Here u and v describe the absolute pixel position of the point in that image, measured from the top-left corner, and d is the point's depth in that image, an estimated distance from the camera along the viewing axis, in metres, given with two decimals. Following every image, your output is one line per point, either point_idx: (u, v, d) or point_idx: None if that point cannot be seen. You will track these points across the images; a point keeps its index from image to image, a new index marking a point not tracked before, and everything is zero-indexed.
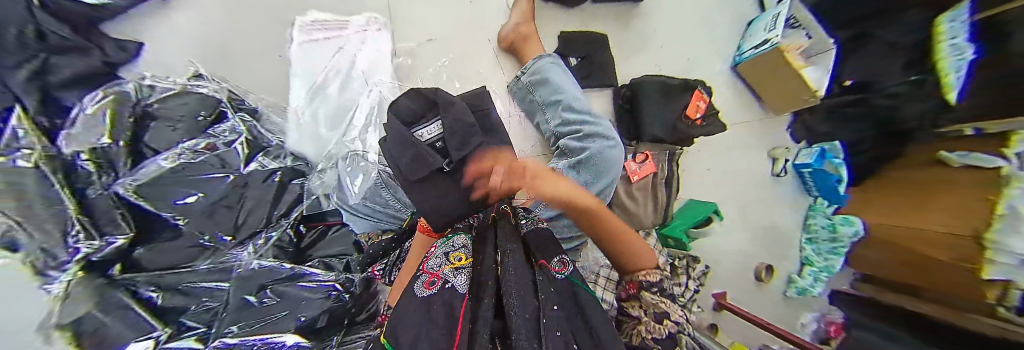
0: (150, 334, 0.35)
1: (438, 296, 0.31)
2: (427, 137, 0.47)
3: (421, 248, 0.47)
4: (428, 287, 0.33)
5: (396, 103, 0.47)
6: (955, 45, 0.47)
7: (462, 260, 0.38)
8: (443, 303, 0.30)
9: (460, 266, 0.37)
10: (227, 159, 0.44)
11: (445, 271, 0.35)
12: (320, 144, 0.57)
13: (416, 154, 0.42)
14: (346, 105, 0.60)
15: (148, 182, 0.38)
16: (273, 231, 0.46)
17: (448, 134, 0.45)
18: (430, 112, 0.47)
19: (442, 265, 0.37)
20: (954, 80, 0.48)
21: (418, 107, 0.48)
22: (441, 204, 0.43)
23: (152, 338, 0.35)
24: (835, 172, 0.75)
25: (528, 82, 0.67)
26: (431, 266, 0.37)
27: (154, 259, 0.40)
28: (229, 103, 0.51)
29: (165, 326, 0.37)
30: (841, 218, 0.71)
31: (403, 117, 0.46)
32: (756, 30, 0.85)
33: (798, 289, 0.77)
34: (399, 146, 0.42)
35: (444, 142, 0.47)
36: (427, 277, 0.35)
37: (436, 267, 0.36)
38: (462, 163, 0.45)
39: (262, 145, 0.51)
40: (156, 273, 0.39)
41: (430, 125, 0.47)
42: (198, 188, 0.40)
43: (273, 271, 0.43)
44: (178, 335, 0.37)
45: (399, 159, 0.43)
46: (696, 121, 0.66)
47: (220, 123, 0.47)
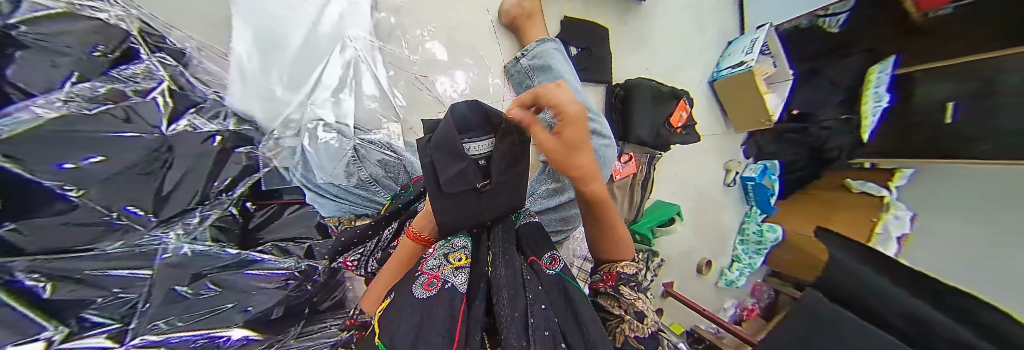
0: (37, 335, 0.22)
1: (439, 299, 0.29)
2: (471, 152, 0.38)
3: (408, 251, 0.42)
4: (427, 288, 0.30)
5: (453, 108, 0.37)
6: (879, 92, 0.74)
7: (464, 260, 0.35)
8: (448, 306, 0.28)
9: (461, 267, 0.35)
10: (134, 116, 0.31)
11: (445, 271, 0.33)
12: (275, 108, 0.47)
13: (461, 170, 0.36)
14: (311, 61, 0.50)
15: (35, 130, 0.23)
16: (210, 209, 0.38)
17: (499, 158, 0.39)
18: (484, 126, 0.39)
19: (441, 266, 0.34)
20: (871, 121, 0.75)
21: (473, 118, 0.38)
22: (454, 219, 0.39)
23: (42, 340, 0.22)
24: (771, 187, 0.91)
25: (528, 66, 0.64)
26: (430, 266, 0.34)
27: (36, 242, 0.24)
28: (140, 37, 0.38)
29: (57, 324, 0.24)
30: (768, 225, 0.91)
31: (457, 123, 0.37)
32: (737, 49, 0.91)
33: (727, 281, 0.94)
34: (445, 155, 0.35)
35: (487, 161, 0.40)
36: (425, 278, 0.32)
37: (436, 267, 0.34)
38: (500, 185, 0.41)
39: (192, 99, 0.40)
40: (38, 257, 0.24)
41: (480, 140, 0.39)
42: (97, 150, 0.27)
43: (213, 256, 0.36)
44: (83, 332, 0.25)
45: (440, 168, 0.35)
46: (678, 129, 0.71)
47: (130, 64, 0.36)
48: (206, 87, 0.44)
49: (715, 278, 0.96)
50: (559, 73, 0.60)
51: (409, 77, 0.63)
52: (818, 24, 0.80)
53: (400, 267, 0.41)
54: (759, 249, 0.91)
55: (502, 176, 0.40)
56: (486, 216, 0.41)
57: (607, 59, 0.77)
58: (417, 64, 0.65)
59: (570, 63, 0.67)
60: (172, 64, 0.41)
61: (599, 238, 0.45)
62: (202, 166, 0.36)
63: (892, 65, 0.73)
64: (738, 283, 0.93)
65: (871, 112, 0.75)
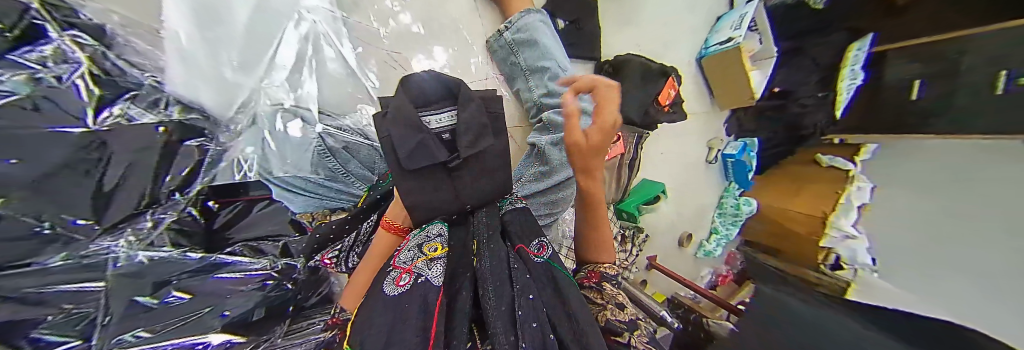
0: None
1: (415, 293, 0.29)
2: (433, 126, 0.42)
3: (386, 246, 0.41)
4: (399, 284, 0.31)
5: (415, 78, 0.41)
6: (855, 70, 0.70)
7: (439, 251, 0.35)
8: (422, 298, 0.29)
9: (435, 258, 0.34)
10: (46, 109, 0.26)
11: (419, 264, 0.33)
12: (224, 92, 0.41)
13: (422, 141, 0.38)
14: (261, 35, 0.43)
15: None
16: (164, 212, 0.34)
17: (462, 127, 0.41)
18: (445, 100, 0.42)
19: (415, 259, 0.34)
20: (845, 98, 0.72)
21: (432, 92, 0.42)
22: (428, 200, 0.39)
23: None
24: (750, 162, 0.95)
25: (512, 40, 0.60)
26: (402, 260, 0.34)
27: None
28: (45, 12, 0.31)
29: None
30: (744, 199, 0.95)
31: (416, 97, 0.41)
32: (726, 25, 0.89)
33: (705, 251, 1.01)
34: (403, 128, 0.37)
35: (452, 136, 0.43)
36: (398, 273, 0.32)
37: (409, 261, 0.34)
38: (471, 160, 0.41)
39: (122, 87, 0.34)
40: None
41: (442, 113, 0.42)
42: (5, 155, 0.22)
43: (179, 263, 0.33)
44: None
45: (399, 143, 0.36)
46: (666, 107, 0.70)
47: (34, 43, 0.29)
48: (138, 71, 0.37)
49: (693, 249, 1.03)
50: (549, 49, 0.58)
51: (379, 54, 0.58)
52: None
53: (379, 259, 0.41)
54: (734, 220, 0.96)
55: (471, 152, 0.41)
56: (464, 200, 0.41)
57: (596, 33, 0.74)
58: (389, 39, 0.59)
59: (556, 36, 0.63)
60: (91, 44, 0.34)
61: (587, 242, 0.48)
62: (146, 161, 0.32)
63: (870, 43, 0.68)
64: (715, 253, 0.99)
65: (845, 89, 0.72)
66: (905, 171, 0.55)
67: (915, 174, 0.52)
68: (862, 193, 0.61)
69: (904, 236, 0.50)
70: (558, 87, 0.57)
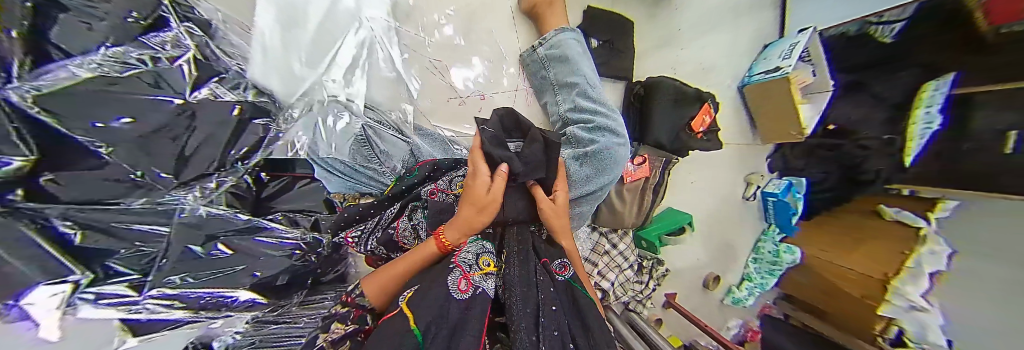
0: (65, 276, 0.22)
1: (475, 303, 0.30)
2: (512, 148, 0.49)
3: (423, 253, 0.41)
4: (462, 290, 0.31)
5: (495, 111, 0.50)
6: (930, 113, 0.58)
7: (492, 266, 0.36)
8: (483, 306, 0.30)
9: (490, 272, 0.35)
10: (161, 81, 0.33)
11: (477, 276, 0.34)
12: (291, 82, 0.46)
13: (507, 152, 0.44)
14: (328, 37, 0.50)
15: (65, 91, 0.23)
16: (228, 176, 0.38)
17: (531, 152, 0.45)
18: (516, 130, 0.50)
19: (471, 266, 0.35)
20: (916, 145, 0.60)
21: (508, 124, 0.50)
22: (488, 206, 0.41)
23: (70, 282, 0.23)
24: (794, 205, 0.81)
25: (545, 56, 0.63)
26: (463, 262, 0.35)
27: (71, 193, 0.25)
28: (172, 7, 0.39)
29: (84, 269, 0.24)
30: (785, 245, 0.82)
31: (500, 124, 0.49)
32: (772, 54, 0.84)
33: (734, 299, 0.89)
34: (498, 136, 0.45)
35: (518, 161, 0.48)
36: (458, 277, 0.33)
37: (467, 268, 0.34)
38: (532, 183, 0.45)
39: (214, 70, 0.41)
40: (72, 207, 0.25)
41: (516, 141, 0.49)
42: (122, 111, 0.28)
43: (227, 220, 0.38)
44: (107, 279, 0.26)
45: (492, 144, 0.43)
46: (699, 133, 0.66)
47: (160, 31, 0.36)
48: (229, 59, 0.45)
49: (722, 294, 0.92)
50: (578, 65, 0.59)
51: (422, 60, 0.64)
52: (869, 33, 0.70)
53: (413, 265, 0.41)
54: (772, 269, 0.83)
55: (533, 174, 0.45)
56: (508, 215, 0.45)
57: (630, 54, 0.74)
58: (432, 47, 0.65)
59: (588, 54, 0.65)
60: (199, 34, 0.42)
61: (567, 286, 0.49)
62: (221, 134, 0.37)
63: (951, 83, 0.56)
64: (746, 302, 0.87)
65: (916, 136, 0.60)
66: (991, 243, 0.52)
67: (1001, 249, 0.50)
68: (936, 260, 0.58)
69: (979, 305, 0.52)
70: (585, 103, 0.57)
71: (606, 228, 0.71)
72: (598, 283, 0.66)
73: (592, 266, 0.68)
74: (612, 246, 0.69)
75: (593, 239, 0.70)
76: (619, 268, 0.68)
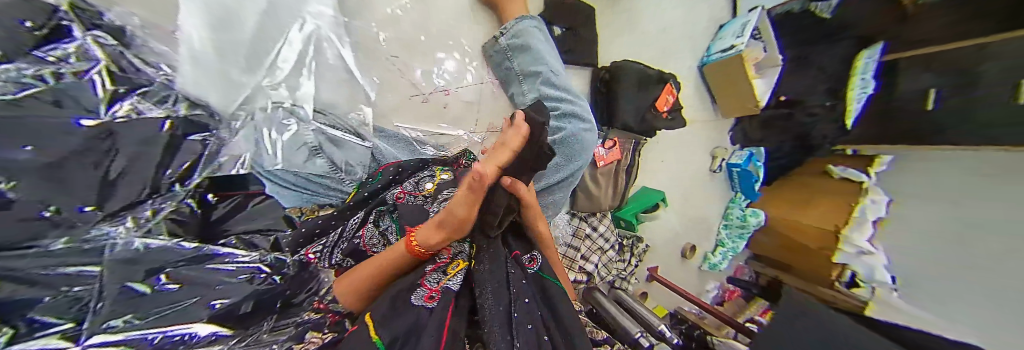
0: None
1: (439, 306, 0.29)
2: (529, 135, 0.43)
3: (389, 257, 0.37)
4: (428, 299, 0.30)
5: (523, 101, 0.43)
6: (865, 79, 0.69)
7: (459, 268, 0.37)
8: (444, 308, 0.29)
9: (457, 273, 0.36)
10: (67, 101, 0.28)
11: (445, 282, 0.33)
12: (229, 92, 0.44)
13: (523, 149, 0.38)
14: (268, 38, 0.47)
15: None
16: (166, 202, 0.35)
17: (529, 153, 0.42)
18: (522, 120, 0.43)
19: (441, 280, 0.34)
20: (855, 107, 0.71)
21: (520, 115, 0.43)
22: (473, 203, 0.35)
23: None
24: (756, 173, 0.89)
25: (507, 46, 0.62)
26: (431, 280, 0.33)
27: None
28: (73, 13, 0.35)
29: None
30: (750, 210, 0.90)
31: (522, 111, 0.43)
32: (728, 32, 0.89)
33: (711, 264, 0.94)
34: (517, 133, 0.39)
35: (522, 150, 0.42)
36: (425, 291, 0.31)
37: (435, 281, 0.33)
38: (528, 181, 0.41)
39: (136, 83, 0.37)
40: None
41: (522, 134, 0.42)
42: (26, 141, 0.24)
43: (168, 252, 0.33)
44: (31, 333, 0.21)
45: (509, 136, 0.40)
46: (664, 114, 0.71)
47: (60, 42, 0.32)
48: (152, 69, 0.40)
49: (699, 261, 0.97)
50: (542, 54, 0.59)
51: (379, 56, 0.60)
52: (810, 9, 0.77)
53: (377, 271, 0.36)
54: (741, 233, 0.90)
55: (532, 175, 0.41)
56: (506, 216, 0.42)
57: (593, 40, 0.75)
58: (389, 45, 0.61)
59: (552, 43, 0.65)
60: (111, 43, 0.37)
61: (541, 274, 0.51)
62: (150, 155, 0.34)
63: (880, 51, 0.67)
64: (721, 266, 0.93)
65: (855, 99, 0.71)
66: (951, 196, 0.56)
67: (962, 198, 0.55)
68: (878, 208, 0.67)
69: (939, 251, 0.56)
70: (550, 90, 0.58)
71: (585, 213, 0.72)
72: (582, 267, 0.67)
73: (575, 252, 0.69)
74: (593, 230, 0.70)
75: (573, 224, 0.70)
76: (601, 250, 0.70)
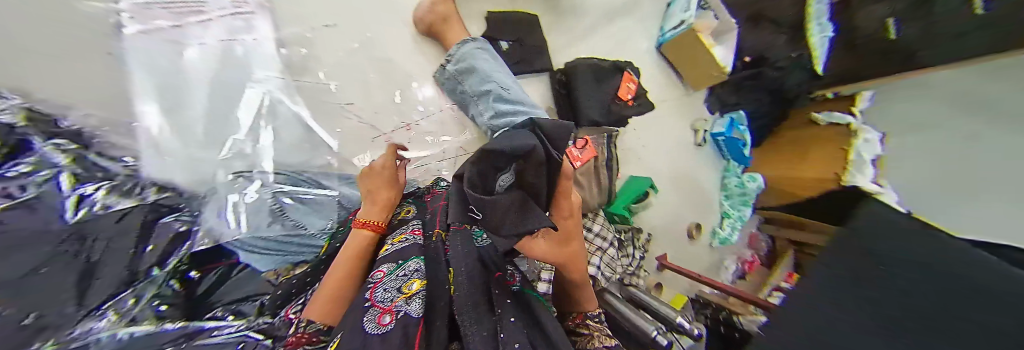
0: None
1: (395, 333, 0.27)
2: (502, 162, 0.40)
3: (356, 242, 0.43)
4: (381, 323, 0.28)
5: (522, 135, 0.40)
6: (822, 24, 0.70)
7: (418, 286, 0.33)
8: (402, 335, 0.27)
9: (415, 294, 0.32)
10: (40, 207, 0.30)
11: (399, 302, 0.30)
12: (195, 170, 0.47)
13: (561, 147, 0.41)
14: (222, 113, 0.50)
15: None
16: (143, 289, 0.35)
17: (528, 169, 0.36)
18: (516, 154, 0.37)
19: (395, 299, 0.31)
20: (820, 53, 0.72)
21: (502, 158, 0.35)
22: None
23: None
24: (742, 138, 0.87)
25: (455, 71, 0.64)
26: (381, 298, 0.31)
27: None
28: (28, 125, 0.34)
29: None
30: (747, 176, 0.91)
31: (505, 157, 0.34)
32: (676, 9, 0.87)
33: (720, 240, 0.93)
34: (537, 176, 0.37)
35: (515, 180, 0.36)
36: (378, 311, 0.30)
37: (388, 299, 0.31)
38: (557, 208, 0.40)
39: (101, 179, 0.37)
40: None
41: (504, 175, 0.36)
42: None
43: (156, 337, 0.31)
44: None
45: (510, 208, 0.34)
46: (629, 101, 0.71)
47: (20, 155, 0.31)
48: (116, 163, 0.40)
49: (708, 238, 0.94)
50: (487, 72, 0.61)
51: (332, 105, 0.61)
52: None
53: (352, 263, 0.41)
54: (744, 200, 0.90)
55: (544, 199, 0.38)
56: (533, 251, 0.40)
57: (543, 46, 0.77)
58: (343, 92, 0.62)
59: (499, 59, 0.66)
60: (71, 147, 0.36)
61: (561, 291, 0.47)
62: (122, 244, 0.35)
63: None
64: (732, 240, 0.92)
65: (818, 44, 0.72)
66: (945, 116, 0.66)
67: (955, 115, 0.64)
68: (870, 145, 0.69)
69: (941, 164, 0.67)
70: (504, 106, 0.59)
71: None
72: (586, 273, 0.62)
73: None
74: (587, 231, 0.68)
75: None
76: (600, 250, 0.67)
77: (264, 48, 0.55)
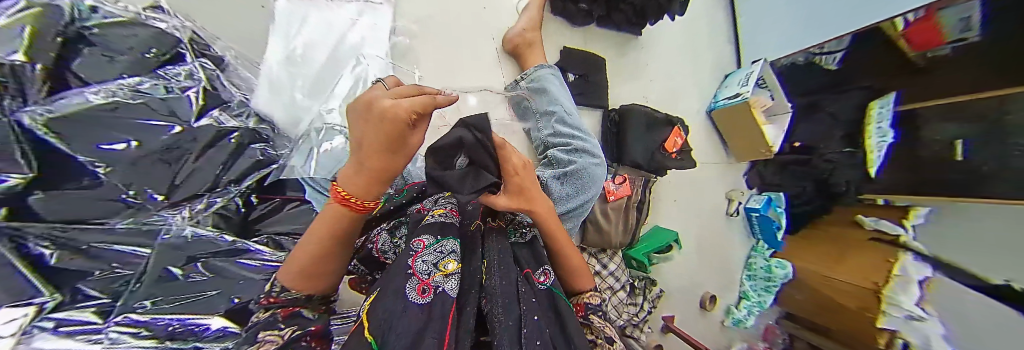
0: (31, 298, 0.22)
1: (435, 307, 0.29)
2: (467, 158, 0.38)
3: (335, 223, 0.28)
4: (422, 294, 0.29)
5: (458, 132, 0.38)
6: (882, 128, 0.68)
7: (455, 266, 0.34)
8: (442, 310, 0.29)
9: (451, 273, 0.34)
10: (174, 107, 0.37)
11: (436, 277, 0.32)
12: (293, 113, 0.53)
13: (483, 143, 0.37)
14: (329, 72, 0.57)
15: (67, 115, 0.28)
16: (217, 197, 0.40)
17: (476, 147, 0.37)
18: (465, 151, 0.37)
19: (432, 274, 0.32)
20: (877, 157, 0.68)
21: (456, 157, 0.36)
22: None
23: (34, 305, 0.22)
24: (776, 219, 0.89)
25: (527, 88, 0.69)
26: (422, 269, 0.32)
27: (52, 210, 0.27)
28: (189, 45, 0.44)
29: (54, 290, 0.24)
30: (776, 261, 0.88)
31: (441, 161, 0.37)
32: (734, 81, 0.95)
33: (734, 320, 0.91)
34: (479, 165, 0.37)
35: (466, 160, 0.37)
36: (417, 282, 0.30)
37: (427, 272, 0.32)
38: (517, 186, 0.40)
39: (223, 99, 0.45)
40: (56, 226, 0.27)
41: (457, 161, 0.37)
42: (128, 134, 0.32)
43: (211, 243, 0.36)
44: (72, 303, 0.25)
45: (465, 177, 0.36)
46: (672, 154, 0.73)
47: (175, 65, 0.40)
48: (236, 90, 0.49)
49: (723, 315, 0.93)
50: (556, 95, 0.66)
51: None
52: (816, 61, 0.81)
53: (332, 240, 0.29)
54: (768, 285, 0.88)
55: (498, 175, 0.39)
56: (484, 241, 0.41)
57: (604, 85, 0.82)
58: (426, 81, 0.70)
59: (566, 87, 0.72)
60: (212, 68, 0.46)
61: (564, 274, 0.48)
62: (218, 157, 0.39)
63: (894, 101, 0.65)
64: (748, 323, 0.89)
65: (876, 148, 0.68)
66: None
67: None
68: (919, 267, 0.59)
69: None
70: (562, 128, 0.63)
71: (594, 248, 0.71)
72: None
73: None
74: (603, 267, 0.68)
75: None
76: (611, 289, 0.66)
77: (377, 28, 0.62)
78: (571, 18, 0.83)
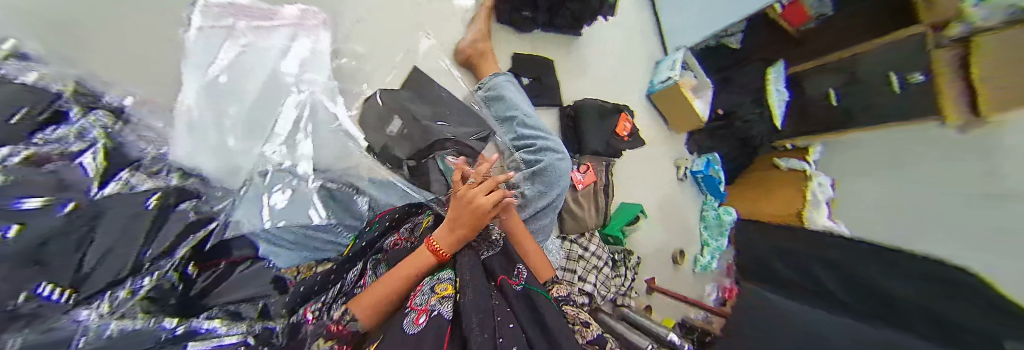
0: None
1: (429, 331, 0.34)
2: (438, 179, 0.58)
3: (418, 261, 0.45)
4: (416, 322, 0.35)
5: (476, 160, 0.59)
6: (780, 88, 0.88)
7: (449, 289, 0.40)
8: (435, 332, 0.34)
9: (446, 295, 0.39)
10: (69, 175, 0.28)
11: (432, 302, 0.38)
12: (228, 158, 0.44)
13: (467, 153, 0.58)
14: (264, 108, 0.49)
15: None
16: (142, 279, 0.28)
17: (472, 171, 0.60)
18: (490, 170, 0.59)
19: (429, 300, 0.38)
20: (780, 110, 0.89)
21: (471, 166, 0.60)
22: None
23: None
24: (717, 175, 1.02)
25: (484, 97, 0.71)
26: (417, 301, 0.38)
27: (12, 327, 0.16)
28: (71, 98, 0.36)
29: None
30: (722, 209, 1.01)
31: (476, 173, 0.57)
32: (664, 67, 1.07)
33: (701, 266, 1.01)
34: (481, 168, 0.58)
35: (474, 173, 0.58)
36: (415, 313, 0.37)
37: (423, 301, 0.38)
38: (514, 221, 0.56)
39: (128, 157, 0.37)
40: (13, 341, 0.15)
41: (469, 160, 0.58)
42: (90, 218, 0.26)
43: (148, 334, 0.25)
44: None
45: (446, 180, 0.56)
46: (625, 137, 0.81)
47: (59, 124, 0.33)
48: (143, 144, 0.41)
49: (691, 265, 1.03)
50: (513, 102, 0.69)
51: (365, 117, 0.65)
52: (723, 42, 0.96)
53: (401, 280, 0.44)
54: (721, 231, 1.00)
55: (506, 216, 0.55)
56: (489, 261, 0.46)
57: (556, 84, 0.87)
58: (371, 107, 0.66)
59: (523, 90, 0.75)
60: (108, 123, 0.39)
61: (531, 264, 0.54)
62: (135, 231, 0.29)
63: (784, 66, 0.89)
64: (711, 266, 1.00)
65: (777, 103, 0.89)
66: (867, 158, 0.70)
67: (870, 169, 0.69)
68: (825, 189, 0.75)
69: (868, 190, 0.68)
70: (526, 130, 0.66)
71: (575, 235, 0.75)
72: (584, 289, 0.66)
73: (572, 274, 0.68)
74: (585, 249, 0.72)
75: (564, 247, 0.71)
76: (597, 268, 0.70)
77: (317, 53, 0.58)
78: (518, 26, 0.87)
